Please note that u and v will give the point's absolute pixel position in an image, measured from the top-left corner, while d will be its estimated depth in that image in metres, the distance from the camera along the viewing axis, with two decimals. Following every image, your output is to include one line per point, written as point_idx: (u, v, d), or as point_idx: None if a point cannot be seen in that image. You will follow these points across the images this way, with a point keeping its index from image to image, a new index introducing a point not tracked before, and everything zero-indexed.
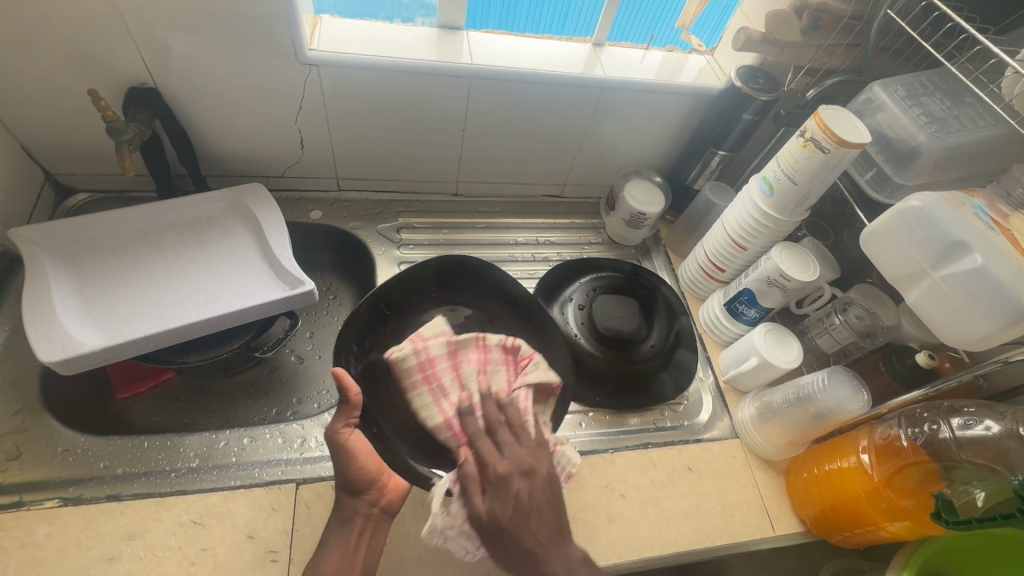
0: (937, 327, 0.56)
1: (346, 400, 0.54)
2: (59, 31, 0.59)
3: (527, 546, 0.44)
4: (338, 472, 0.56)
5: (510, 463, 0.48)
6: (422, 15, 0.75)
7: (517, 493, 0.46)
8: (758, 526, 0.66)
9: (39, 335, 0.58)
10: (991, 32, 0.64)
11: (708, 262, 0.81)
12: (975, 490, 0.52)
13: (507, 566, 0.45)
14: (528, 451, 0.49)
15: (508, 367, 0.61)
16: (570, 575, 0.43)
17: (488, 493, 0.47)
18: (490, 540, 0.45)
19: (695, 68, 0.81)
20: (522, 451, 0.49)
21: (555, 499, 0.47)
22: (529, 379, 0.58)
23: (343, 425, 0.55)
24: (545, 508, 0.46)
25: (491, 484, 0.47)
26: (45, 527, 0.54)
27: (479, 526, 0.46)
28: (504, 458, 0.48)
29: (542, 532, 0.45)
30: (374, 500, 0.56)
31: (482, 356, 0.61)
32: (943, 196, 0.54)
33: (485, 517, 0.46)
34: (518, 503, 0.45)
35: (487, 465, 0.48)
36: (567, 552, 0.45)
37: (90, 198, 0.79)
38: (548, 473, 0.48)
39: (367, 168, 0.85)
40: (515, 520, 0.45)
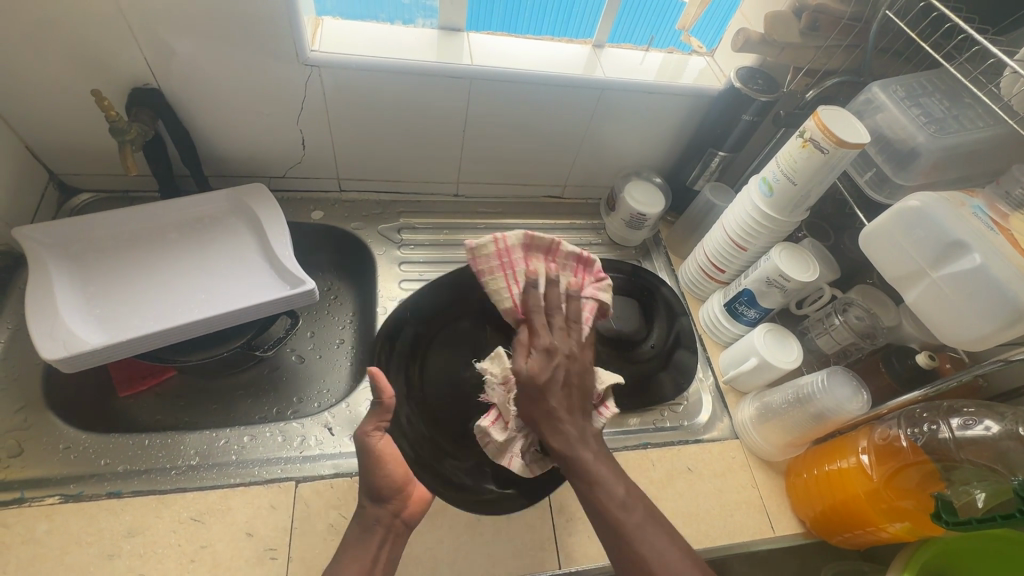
0: (937, 327, 0.56)
1: (380, 402, 0.53)
2: (63, 32, 0.60)
3: (550, 407, 0.53)
4: (363, 480, 0.54)
5: (561, 343, 0.56)
6: (423, 17, 0.76)
7: (557, 361, 0.55)
8: (757, 526, 0.66)
9: (41, 334, 0.59)
10: (990, 33, 0.65)
11: (708, 263, 0.81)
12: (976, 491, 0.51)
13: (528, 420, 0.54)
14: (571, 339, 0.57)
15: (577, 272, 0.66)
16: (579, 438, 0.53)
17: (531, 355, 0.55)
18: (524, 392, 0.54)
19: (695, 69, 0.81)
20: (569, 339, 0.57)
21: (585, 385, 0.56)
22: (599, 294, 0.64)
23: (373, 428, 0.54)
24: (577, 387, 0.55)
25: (537, 348, 0.55)
26: (46, 523, 0.54)
27: (517, 380, 0.54)
28: (558, 342, 0.56)
29: (562, 406, 0.53)
30: (397, 510, 0.55)
31: (551, 261, 0.66)
32: (942, 196, 0.54)
33: (524, 372, 0.54)
34: (557, 372, 0.54)
35: (535, 337, 0.56)
36: (583, 426, 0.54)
37: (93, 198, 0.79)
38: (589, 360, 0.57)
39: (368, 168, 0.85)
40: (549, 383, 0.53)
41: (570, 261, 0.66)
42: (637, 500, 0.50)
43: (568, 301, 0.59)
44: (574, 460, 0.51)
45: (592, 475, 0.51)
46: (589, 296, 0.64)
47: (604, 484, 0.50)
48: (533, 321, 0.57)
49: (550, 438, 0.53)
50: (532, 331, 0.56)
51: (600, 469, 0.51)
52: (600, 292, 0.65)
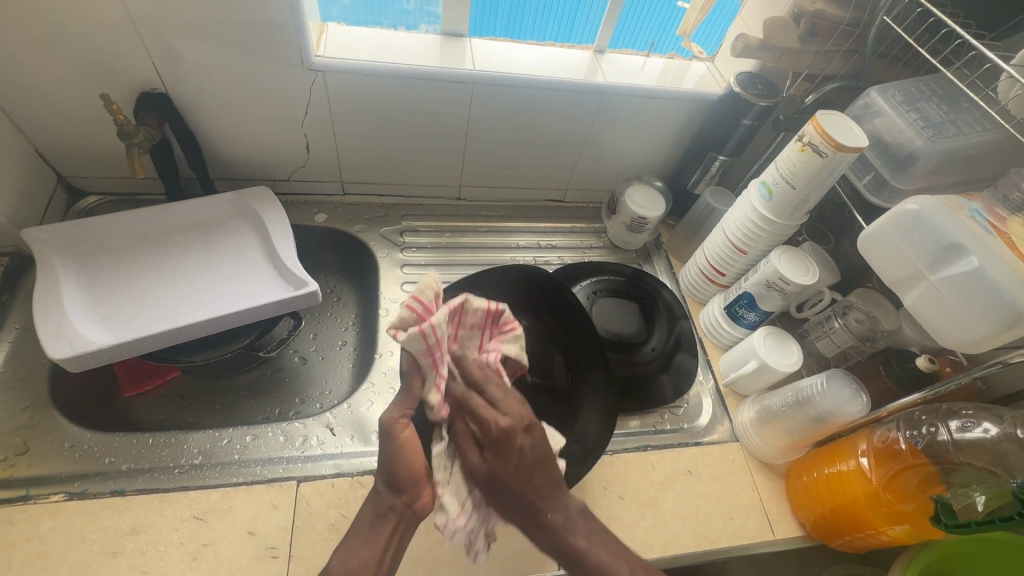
0: (935, 330, 0.56)
1: (410, 389, 0.53)
2: (73, 38, 0.61)
3: (531, 499, 0.50)
4: (381, 465, 0.51)
5: (511, 420, 0.49)
6: (426, 23, 0.77)
7: (516, 451, 0.49)
8: (757, 529, 0.66)
9: (48, 333, 0.60)
10: (987, 39, 0.65)
11: (708, 266, 0.81)
12: (975, 493, 0.52)
13: (513, 515, 0.50)
14: (521, 406, 0.51)
15: (485, 332, 0.59)
16: (566, 523, 0.50)
17: (487, 452, 0.50)
18: (489, 490, 0.50)
19: (695, 74, 0.82)
20: (520, 408, 0.51)
21: (545, 456, 0.51)
22: (503, 348, 0.59)
23: (400, 415, 0.52)
24: (542, 461, 0.51)
25: (491, 442, 0.49)
26: (51, 521, 0.55)
27: (479, 480, 0.50)
28: (503, 415, 0.50)
29: (542, 488, 0.50)
30: (409, 501, 0.51)
31: (458, 326, 0.57)
32: (939, 199, 0.54)
33: (484, 472, 0.50)
34: (520, 458, 0.49)
35: (485, 423, 0.49)
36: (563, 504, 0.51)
37: (101, 200, 0.80)
38: (541, 432, 0.51)
39: (371, 172, 0.86)
40: (516, 467, 0.49)
41: (479, 317, 0.57)
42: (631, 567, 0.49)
43: (508, 395, 0.52)
44: (563, 546, 0.49)
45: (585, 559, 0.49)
46: (490, 352, 0.58)
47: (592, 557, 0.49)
48: (467, 406, 0.51)
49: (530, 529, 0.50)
50: (482, 423, 0.49)
51: (596, 554, 0.49)
52: (503, 346, 0.59)
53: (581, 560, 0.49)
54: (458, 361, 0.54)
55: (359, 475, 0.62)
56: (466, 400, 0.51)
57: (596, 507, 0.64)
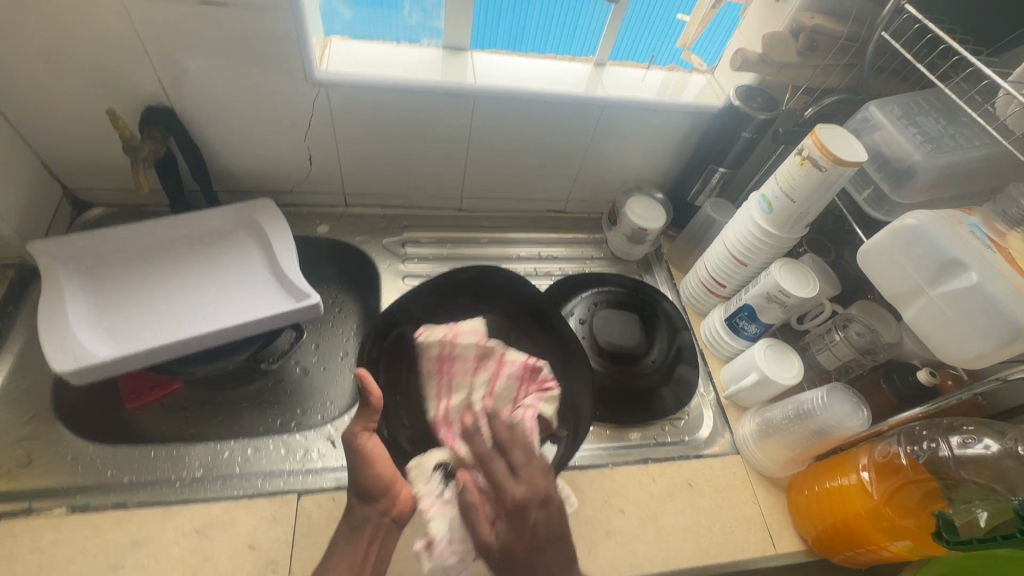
0: (935, 345, 0.56)
1: (368, 404, 0.55)
2: (81, 54, 0.62)
3: (537, 574, 0.49)
4: (349, 478, 0.55)
5: (526, 489, 0.51)
6: (428, 37, 0.78)
7: (530, 523, 0.50)
8: (758, 544, 0.66)
9: (53, 345, 0.60)
10: (985, 53, 0.65)
11: (708, 277, 0.82)
12: (977, 509, 0.51)
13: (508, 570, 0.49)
14: (543, 475, 0.52)
15: (527, 385, 0.64)
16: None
17: (501, 522, 0.50)
18: (501, 570, 0.49)
19: (695, 87, 0.82)
20: (535, 472, 0.52)
21: (556, 534, 0.51)
22: (540, 407, 0.62)
23: (361, 429, 0.56)
24: (555, 538, 0.50)
25: (508, 512, 0.50)
26: (52, 534, 0.55)
27: (489, 553, 0.50)
28: (521, 483, 0.51)
29: (557, 575, 0.49)
30: (386, 509, 0.56)
31: (529, 392, 0.64)
32: (938, 215, 0.54)
33: (497, 549, 0.49)
34: (533, 534, 0.50)
35: (504, 492, 0.50)
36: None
37: (106, 212, 0.81)
38: (557, 510, 0.51)
39: (373, 184, 0.87)
40: (527, 550, 0.49)
41: (516, 369, 0.64)
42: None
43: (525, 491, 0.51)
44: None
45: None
46: (526, 408, 0.62)
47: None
48: (490, 470, 0.52)
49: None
50: (499, 491, 0.51)
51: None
52: (540, 404, 0.63)
53: None
54: (472, 433, 0.55)
55: None
56: (489, 464, 0.52)
57: (596, 521, 0.64)
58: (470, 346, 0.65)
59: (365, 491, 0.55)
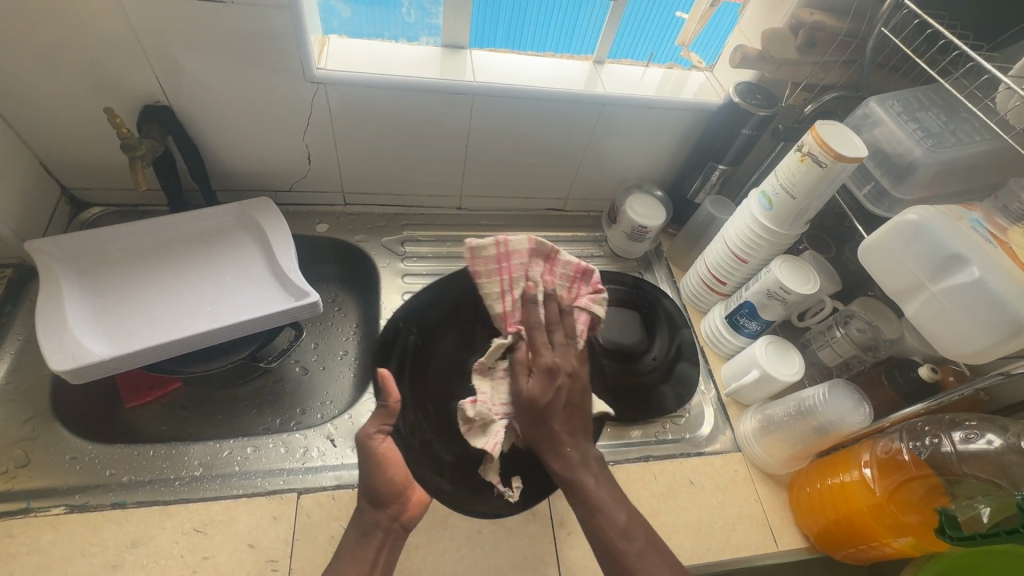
0: (937, 340, 0.56)
1: (386, 405, 0.54)
2: (78, 51, 0.62)
3: (552, 431, 0.55)
4: (362, 481, 0.54)
5: (558, 362, 0.57)
6: (427, 35, 0.77)
7: (558, 383, 0.56)
8: (760, 541, 0.66)
9: (51, 345, 0.60)
10: (985, 49, 0.66)
11: (708, 274, 0.81)
12: (980, 505, 0.51)
13: (529, 438, 0.56)
14: (575, 359, 0.59)
15: (577, 285, 0.64)
16: (580, 462, 0.55)
17: (533, 375, 0.56)
18: (524, 414, 0.55)
19: (694, 84, 0.82)
20: (569, 356, 0.58)
21: (579, 402, 0.58)
22: (593, 308, 0.62)
23: (377, 430, 0.54)
24: (574, 407, 0.57)
25: (539, 368, 0.56)
26: (50, 534, 0.55)
27: (520, 398, 0.55)
28: (556, 355, 0.57)
29: (564, 429, 0.55)
30: (396, 514, 0.55)
31: (550, 270, 0.64)
32: (939, 209, 0.54)
33: (525, 397, 0.55)
34: (554, 401, 0.55)
35: (539, 355, 0.57)
36: (584, 450, 0.56)
37: (104, 212, 0.81)
38: (582, 381, 0.58)
39: (372, 182, 0.87)
40: (550, 408, 0.55)
41: (568, 271, 0.64)
42: (619, 505, 0.53)
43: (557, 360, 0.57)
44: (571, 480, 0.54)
45: (584, 491, 0.53)
46: (582, 304, 0.63)
47: (599, 503, 0.53)
48: (535, 335, 0.58)
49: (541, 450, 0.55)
50: (534, 351, 0.57)
51: (598, 492, 0.53)
52: (594, 305, 0.63)
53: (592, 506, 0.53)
54: (530, 301, 0.59)
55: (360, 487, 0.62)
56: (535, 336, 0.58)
57: None
58: (523, 241, 0.62)
59: (377, 496, 0.54)
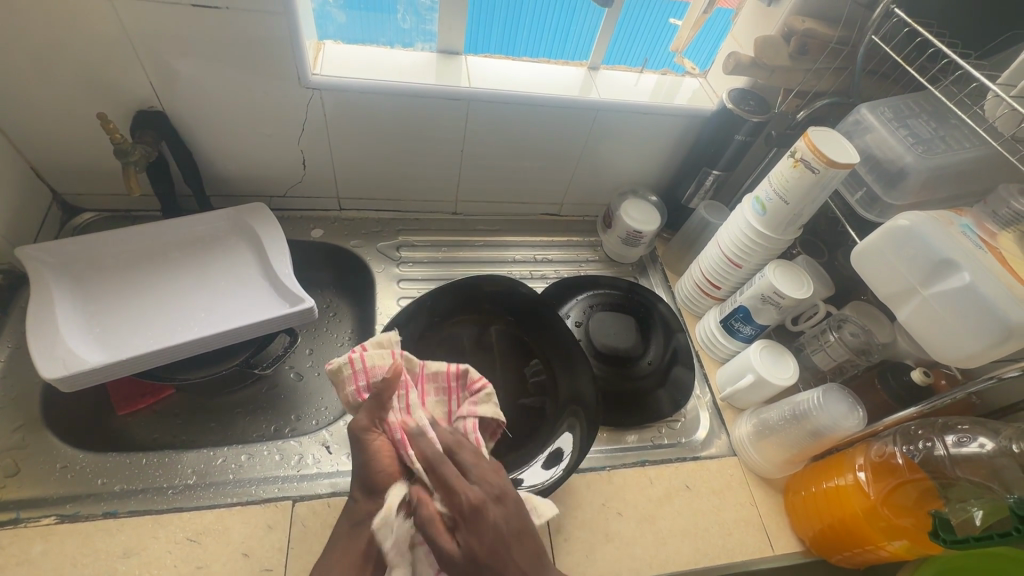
0: (929, 345, 0.56)
1: (377, 395, 0.53)
2: (71, 56, 0.61)
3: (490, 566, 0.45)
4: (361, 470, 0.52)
5: (479, 490, 0.48)
6: (422, 41, 0.78)
7: (491, 521, 0.46)
8: (756, 545, 0.66)
9: (42, 352, 0.59)
10: (973, 57, 0.67)
11: (703, 279, 0.82)
12: (973, 508, 0.51)
13: None
14: (496, 476, 0.50)
15: (453, 395, 0.60)
16: None
17: (461, 529, 0.46)
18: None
19: (688, 90, 0.83)
20: (489, 477, 0.49)
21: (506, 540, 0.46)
22: (479, 411, 0.58)
23: (369, 421, 0.53)
24: (520, 532, 0.47)
25: (464, 518, 0.46)
26: (41, 544, 0.54)
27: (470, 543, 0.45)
28: (471, 487, 0.48)
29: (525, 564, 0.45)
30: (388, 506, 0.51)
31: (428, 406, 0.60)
32: (931, 215, 0.55)
33: (462, 558, 0.44)
34: (497, 532, 0.45)
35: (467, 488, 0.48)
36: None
37: (96, 217, 0.80)
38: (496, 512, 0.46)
39: (367, 187, 0.86)
40: (493, 550, 0.44)
41: (441, 380, 0.60)
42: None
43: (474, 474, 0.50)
44: None
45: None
46: (466, 417, 0.57)
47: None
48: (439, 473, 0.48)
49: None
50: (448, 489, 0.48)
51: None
52: (477, 407, 0.58)
53: None
54: (414, 437, 0.52)
55: None
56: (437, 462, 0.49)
57: (594, 525, 0.64)
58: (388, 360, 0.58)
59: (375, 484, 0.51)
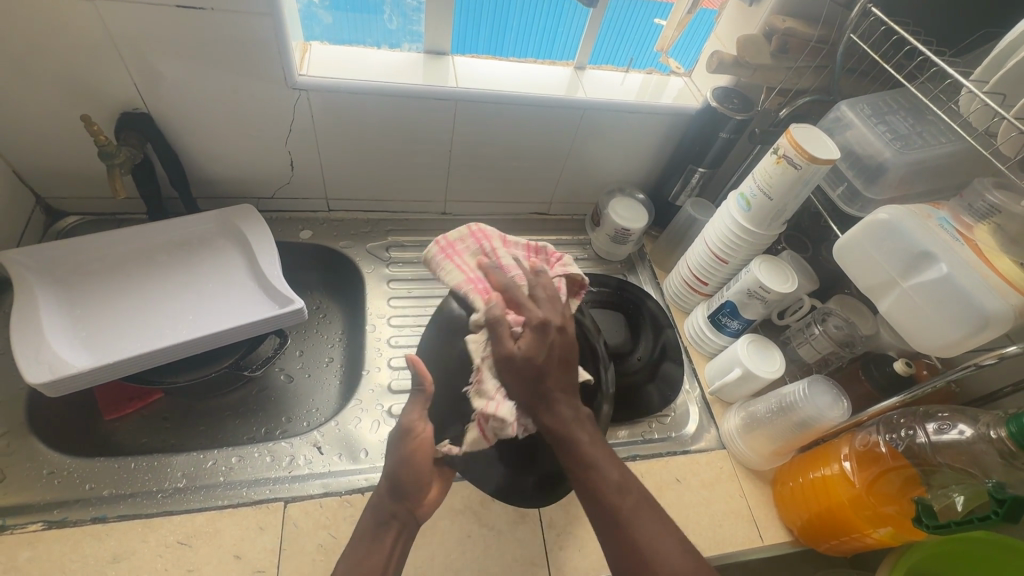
0: (909, 335, 0.57)
1: (422, 389, 0.52)
2: (54, 57, 0.61)
3: (548, 389, 0.52)
4: (390, 472, 0.55)
5: (540, 314, 0.53)
6: (410, 42, 0.78)
7: (552, 338, 0.52)
8: (745, 536, 0.67)
9: (25, 357, 0.58)
10: (948, 54, 0.69)
11: (691, 276, 0.83)
12: (954, 494, 0.53)
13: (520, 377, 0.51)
14: (555, 311, 0.55)
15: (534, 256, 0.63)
16: (573, 418, 0.52)
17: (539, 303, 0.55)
18: (517, 374, 0.51)
19: (673, 89, 0.84)
20: (557, 309, 0.55)
21: (568, 355, 0.54)
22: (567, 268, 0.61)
23: (418, 417, 0.54)
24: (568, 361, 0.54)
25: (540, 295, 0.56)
26: (29, 551, 0.53)
27: (511, 362, 0.51)
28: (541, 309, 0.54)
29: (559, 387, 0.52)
30: (412, 507, 0.56)
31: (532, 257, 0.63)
32: (908, 209, 0.57)
33: (520, 356, 0.50)
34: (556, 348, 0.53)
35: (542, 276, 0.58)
36: (574, 403, 0.53)
37: (81, 221, 0.79)
38: (574, 333, 0.54)
39: (356, 189, 0.87)
40: (544, 363, 0.51)
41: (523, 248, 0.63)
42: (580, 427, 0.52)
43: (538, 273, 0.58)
44: (563, 436, 0.51)
45: (571, 438, 0.51)
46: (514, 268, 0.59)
47: (600, 472, 0.50)
48: (515, 293, 0.55)
49: (535, 408, 0.51)
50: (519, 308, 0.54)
51: (593, 450, 0.51)
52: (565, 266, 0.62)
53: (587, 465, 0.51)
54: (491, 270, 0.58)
55: (347, 494, 0.62)
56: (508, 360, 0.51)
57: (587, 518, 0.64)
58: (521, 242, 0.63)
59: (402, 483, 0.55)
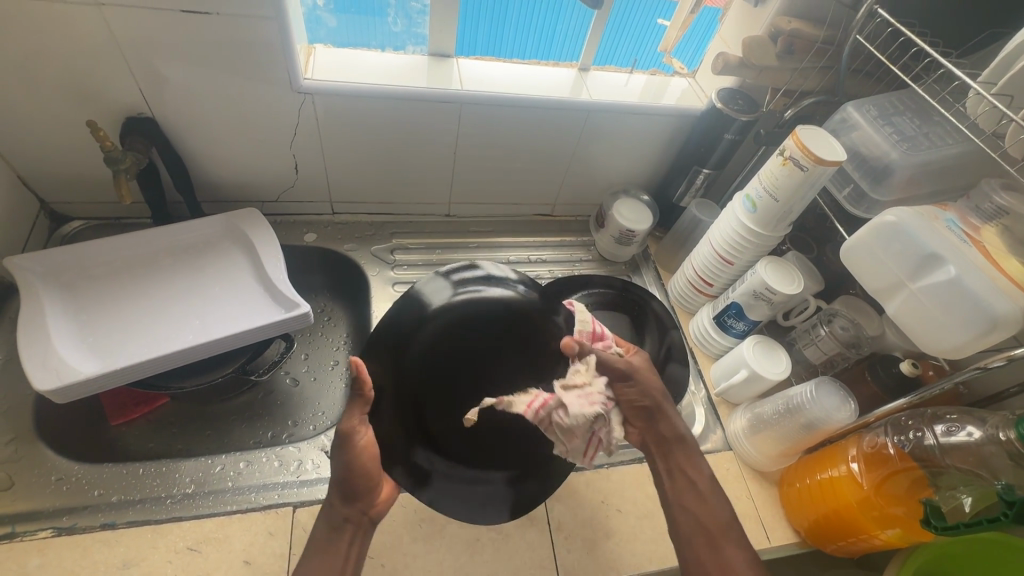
0: (917, 338, 0.57)
1: (362, 393, 0.55)
2: (59, 63, 0.61)
3: (653, 411, 0.61)
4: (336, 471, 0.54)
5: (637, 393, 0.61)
6: (414, 44, 0.78)
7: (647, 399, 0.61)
8: (753, 537, 0.67)
9: (33, 364, 0.58)
10: (954, 55, 0.69)
11: (696, 277, 0.83)
12: (962, 496, 0.53)
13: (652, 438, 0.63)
14: (635, 392, 0.61)
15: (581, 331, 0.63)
16: (675, 436, 0.62)
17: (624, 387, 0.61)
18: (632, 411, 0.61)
19: (677, 90, 0.84)
20: (642, 392, 0.61)
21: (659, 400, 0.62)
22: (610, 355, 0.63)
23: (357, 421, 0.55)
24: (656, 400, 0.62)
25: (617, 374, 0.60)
26: (39, 558, 0.53)
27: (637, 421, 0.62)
28: (632, 386, 0.61)
29: (670, 432, 0.62)
30: (366, 508, 0.55)
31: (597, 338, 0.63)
32: (916, 211, 0.57)
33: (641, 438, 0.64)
34: (643, 391, 0.61)
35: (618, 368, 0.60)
36: (698, 465, 0.61)
37: (85, 225, 0.79)
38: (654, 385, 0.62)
39: (361, 192, 0.86)
40: (655, 405, 0.61)
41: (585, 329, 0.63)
42: (692, 463, 0.61)
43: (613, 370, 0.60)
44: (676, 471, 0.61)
45: (683, 472, 0.61)
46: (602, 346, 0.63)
47: (690, 478, 0.60)
48: (619, 372, 0.60)
49: (655, 423, 0.62)
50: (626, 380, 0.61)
51: (695, 475, 0.60)
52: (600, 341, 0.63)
53: (702, 495, 0.58)
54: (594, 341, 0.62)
55: None
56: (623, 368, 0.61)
57: (594, 521, 0.65)
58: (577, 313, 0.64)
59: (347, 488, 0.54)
